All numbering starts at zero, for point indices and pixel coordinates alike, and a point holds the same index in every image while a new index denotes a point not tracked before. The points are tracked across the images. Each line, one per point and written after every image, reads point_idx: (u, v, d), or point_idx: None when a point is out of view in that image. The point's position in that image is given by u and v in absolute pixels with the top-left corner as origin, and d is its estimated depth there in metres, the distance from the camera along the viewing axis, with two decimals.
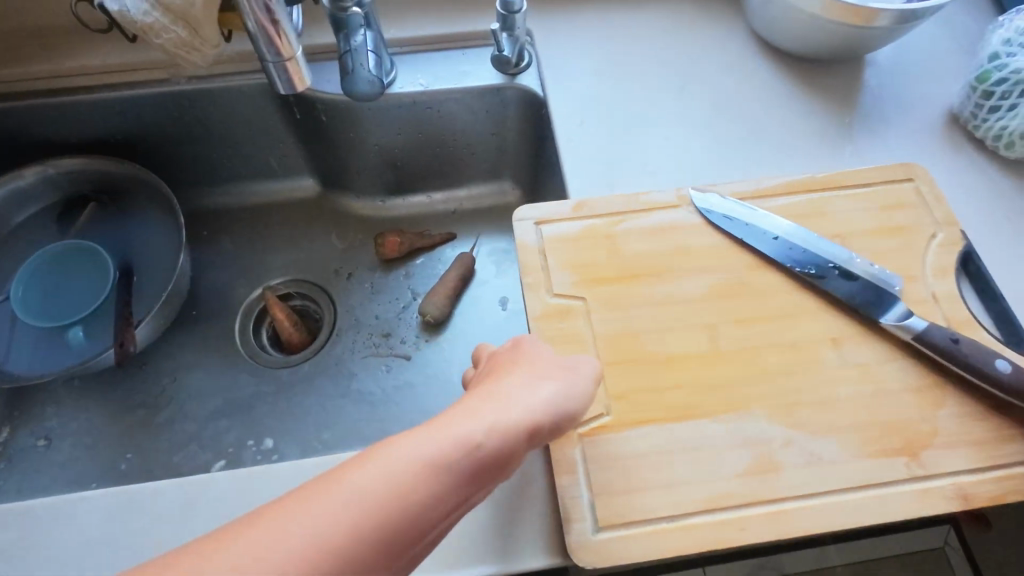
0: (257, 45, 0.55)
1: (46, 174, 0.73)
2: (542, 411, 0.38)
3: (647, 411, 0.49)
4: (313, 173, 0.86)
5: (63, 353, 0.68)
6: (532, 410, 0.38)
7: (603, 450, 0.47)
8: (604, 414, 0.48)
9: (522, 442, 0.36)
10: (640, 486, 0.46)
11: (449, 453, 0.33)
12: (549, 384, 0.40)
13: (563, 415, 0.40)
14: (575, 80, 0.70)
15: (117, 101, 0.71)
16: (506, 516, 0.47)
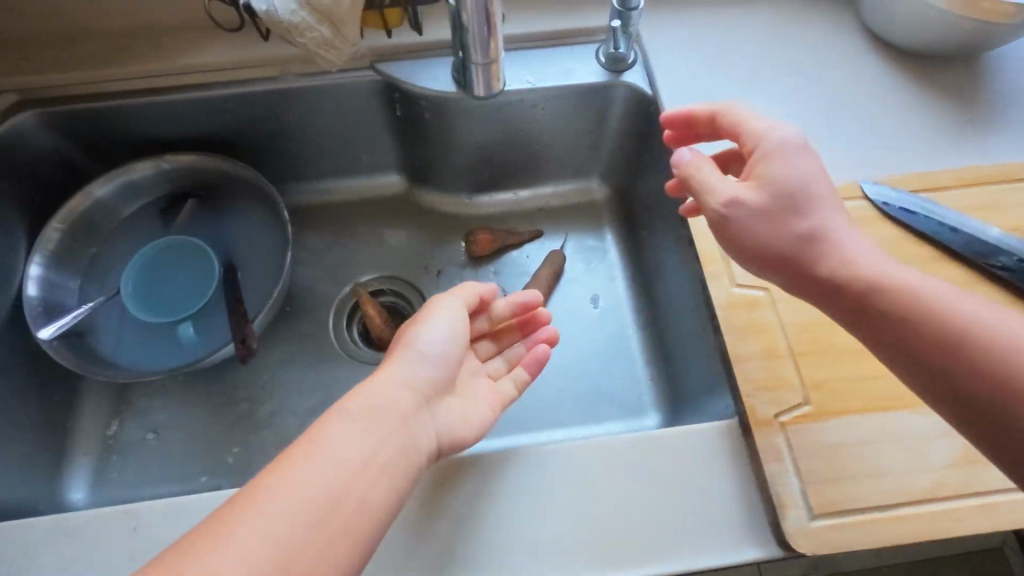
0: (471, 49, 0.63)
1: (160, 169, 0.74)
2: (436, 359, 0.51)
3: (847, 400, 0.47)
4: (403, 170, 0.85)
5: (179, 351, 0.70)
6: (426, 361, 0.51)
7: (809, 440, 0.46)
8: (803, 403, 0.48)
9: (416, 395, 0.48)
10: (848, 476, 0.45)
11: (322, 442, 0.43)
12: (441, 334, 0.53)
13: (450, 361, 0.52)
14: (687, 77, 0.69)
15: (226, 98, 0.72)
16: (719, 507, 0.46)
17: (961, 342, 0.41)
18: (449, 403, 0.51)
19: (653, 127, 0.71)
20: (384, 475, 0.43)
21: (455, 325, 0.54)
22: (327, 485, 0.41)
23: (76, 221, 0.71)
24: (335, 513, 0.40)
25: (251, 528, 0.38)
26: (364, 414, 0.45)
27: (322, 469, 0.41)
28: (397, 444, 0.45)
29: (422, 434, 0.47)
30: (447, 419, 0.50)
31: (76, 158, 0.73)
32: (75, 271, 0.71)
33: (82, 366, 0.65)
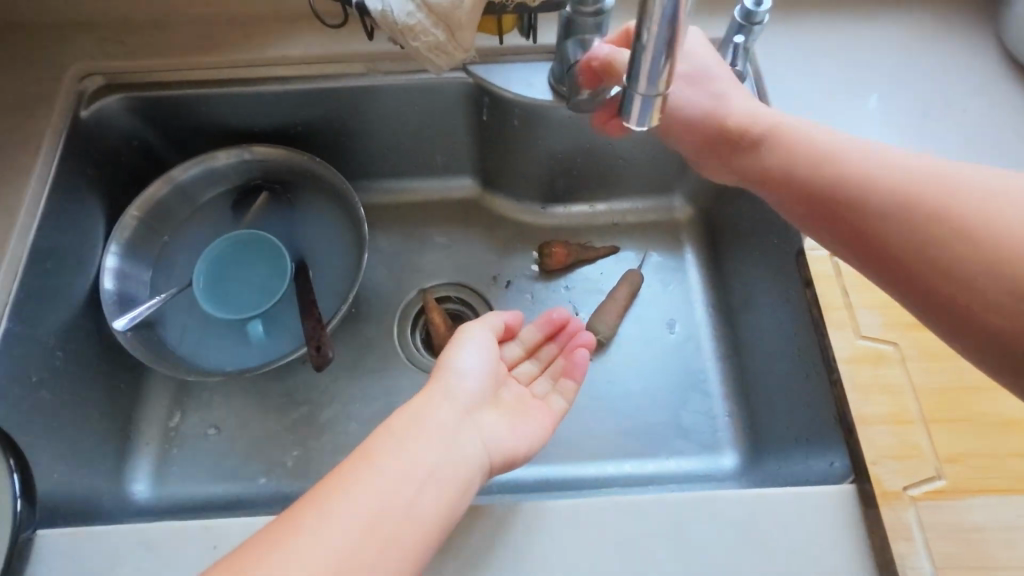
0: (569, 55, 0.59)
1: (241, 159, 0.72)
2: (470, 382, 0.52)
3: (982, 476, 0.44)
4: (476, 173, 0.82)
5: (246, 347, 0.69)
6: (462, 383, 0.51)
7: (942, 519, 0.43)
8: (936, 477, 0.44)
9: (459, 412, 0.49)
10: (988, 562, 0.41)
11: (375, 459, 0.44)
12: (471, 359, 0.53)
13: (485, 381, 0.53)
14: (802, 95, 0.64)
15: (313, 93, 0.70)
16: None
17: (993, 254, 0.42)
18: (494, 416, 0.51)
19: None
20: (428, 491, 0.44)
21: (482, 352, 0.54)
22: (372, 500, 0.42)
23: (151, 210, 0.70)
24: (380, 527, 0.41)
25: (312, 542, 0.39)
26: (409, 432, 0.46)
27: (375, 486, 0.42)
28: (440, 457, 0.45)
29: (466, 447, 0.47)
30: (493, 430, 0.50)
31: (154, 144, 0.71)
32: (147, 262, 0.70)
33: (154, 359, 0.64)
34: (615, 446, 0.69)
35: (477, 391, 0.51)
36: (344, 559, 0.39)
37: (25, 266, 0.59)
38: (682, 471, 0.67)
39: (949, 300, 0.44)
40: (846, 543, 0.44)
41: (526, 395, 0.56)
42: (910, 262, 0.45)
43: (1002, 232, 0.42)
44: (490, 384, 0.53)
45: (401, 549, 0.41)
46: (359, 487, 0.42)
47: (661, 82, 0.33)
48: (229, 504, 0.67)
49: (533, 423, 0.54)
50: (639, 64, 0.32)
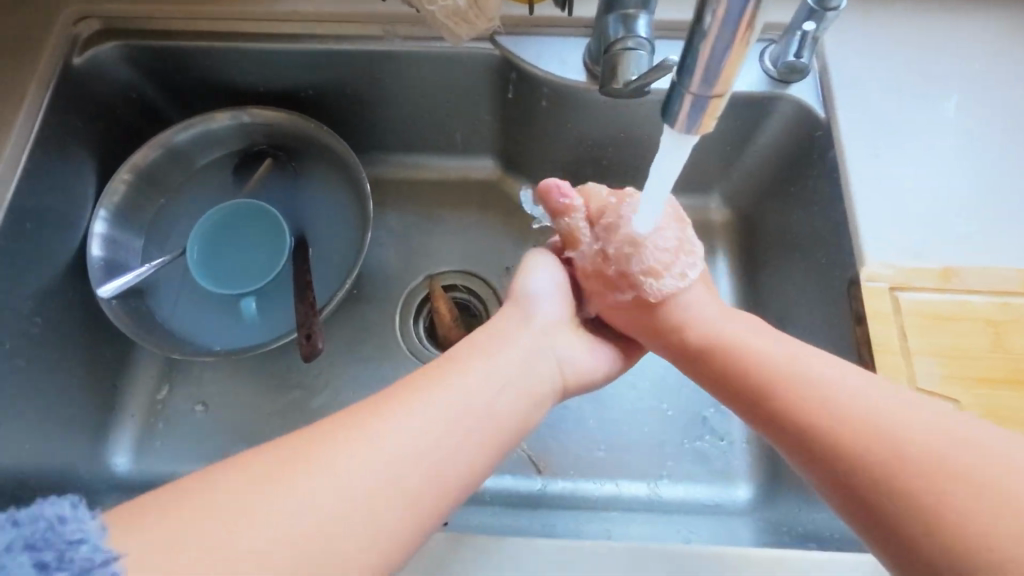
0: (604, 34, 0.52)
1: (239, 121, 0.67)
2: (545, 303, 0.53)
3: None
4: (497, 153, 0.75)
5: (238, 325, 0.65)
6: (537, 305, 0.52)
7: None
8: None
9: (529, 339, 0.49)
10: None
11: (433, 388, 0.42)
12: (542, 283, 0.54)
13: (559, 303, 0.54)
14: (873, 96, 0.55)
15: (324, 54, 0.64)
16: None
17: (854, 439, 0.38)
18: (569, 339, 0.52)
19: (813, 157, 0.57)
20: (471, 438, 0.41)
21: (554, 275, 0.55)
22: (439, 415, 0.40)
23: (144, 172, 0.65)
24: (444, 442, 0.40)
25: (360, 454, 0.37)
26: (472, 362, 0.45)
27: (434, 404, 0.41)
28: (501, 387, 0.44)
29: (540, 369, 0.48)
30: (567, 351, 0.51)
31: (152, 98, 0.67)
32: (138, 228, 0.65)
33: (138, 332, 0.61)
34: (620, 466, 0.64)
35: (556, 317, 0.52)
36: (395, 476, 0.37)
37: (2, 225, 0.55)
38: (689, 498, 0.62)
39: (796, 440, 0.41)
40: None
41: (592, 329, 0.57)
42: (773, 426, 0.43)
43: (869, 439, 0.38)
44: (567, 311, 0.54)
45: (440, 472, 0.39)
46: (412, 407, 0.40)
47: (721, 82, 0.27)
48: None
49: (599, 358, 0.55)
50: (695, 53, 0.26)
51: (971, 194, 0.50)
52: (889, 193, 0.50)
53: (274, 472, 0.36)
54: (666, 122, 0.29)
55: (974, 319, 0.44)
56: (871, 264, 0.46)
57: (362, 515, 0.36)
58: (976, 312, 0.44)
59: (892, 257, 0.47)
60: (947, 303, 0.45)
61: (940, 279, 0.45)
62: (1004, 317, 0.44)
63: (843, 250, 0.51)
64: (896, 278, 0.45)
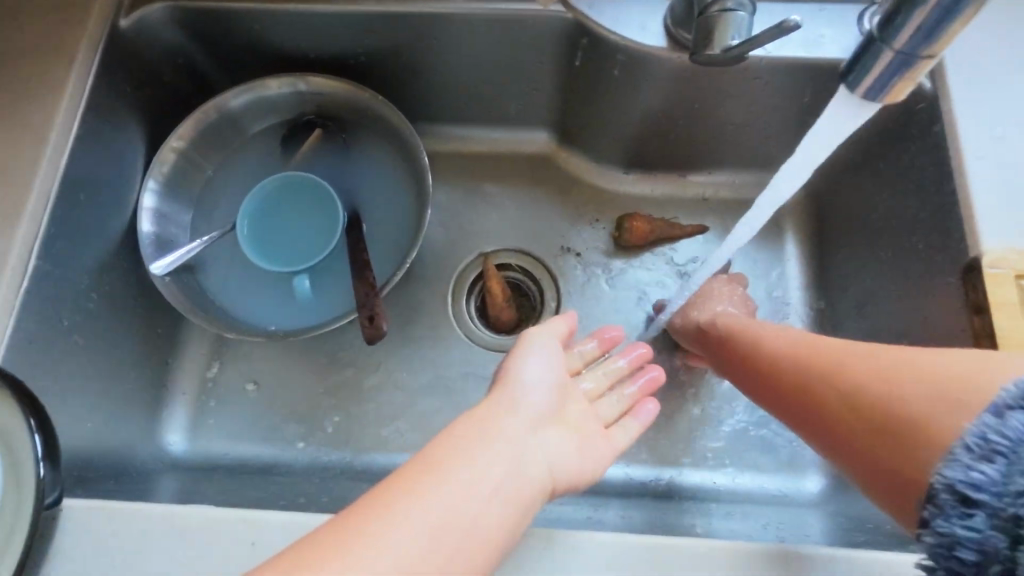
0: None
1: (296, 90, 0.64)
2: (537, 389, 0.46)
3: None
4: (554, 125, 0.72)
5: (292, 304, 0.63)
6: (530, 388, 0.45)
7: None
8: None
9: (521, 430, 0.42)
10: None
11: (420, 486, 0.37)
12: (537, 363, 0.47)
13: (552, 394, 0.46)
14: (987, 65, 0.51)
15: (382, 17, 0.60)
16: None
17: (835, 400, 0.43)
18: (560, 433, 0.45)
19: (914, 132, 0.52)
20: (476, 537, 0.37)
21: (551, 356, 0.48)
22: (437, 511, 0.36)
23: (194, 142, 0.62)
24: (443, 540, 0.36)
25: (446, 488, 0.37)
26: (464, 450, 0.39)
27: (457, 479, 0.38)
28: (499, 481, 0.39)
29: (534, 467, 0.41)
30: (556, 450, 0.44)
31: (198, 63, 0.63)
32: (186, 202, 0.63)
33: (193, 310, 0.59)
34: (681, 451, 0.62)
35: (547, 409, 0.45)
36: (478, 506, 0.37)
37: (57, 195, 0.53)
38: (753, 487, 0.60)
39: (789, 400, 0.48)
40: None
41: (597, 423, 0.49)
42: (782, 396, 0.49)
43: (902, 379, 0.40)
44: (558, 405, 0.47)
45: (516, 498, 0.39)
46: (482, 441, 0.40)
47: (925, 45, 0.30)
48: (264, 466, 0.64)
49: (596, 452, 0.47)
50: (905, 18, 0.29)
51: None
52: (1006, 172, 0.46)
53: (360, 521, 0.35)
54: (845, 86, 0.34)
55: None
56: (990, 249, 0.43)
57: (449, 544, 0.36)
58: None
59: (1012, 241, 0.43)
60: None
61: None
62: None
63: (950, 233, 0.48)
64: (1022, 265, 0.42)
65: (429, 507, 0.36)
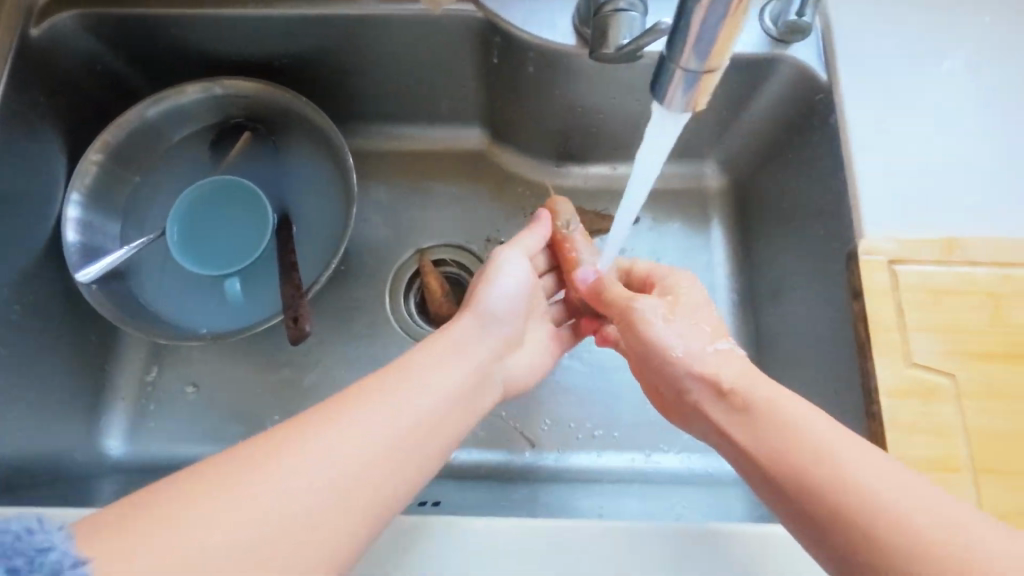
0: None
1: (210, 93, 0.64)
2: (504, 304, 0.53)
3: None
4: (485, 122, 0.72)
5: (223, 307, 0.64)
6: (497, 306, 0.53)
7: None
8: None
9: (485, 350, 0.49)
10: None
11: (348, 415, 0.38)
12: (508, 282, 0.54)
13: (517, 307, 0.54)
14: (875, 57, 0.53)
15: (296, 20, 0.60)
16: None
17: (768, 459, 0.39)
18: (516, 349, 0.54)
19: (813, 123, 0.54)
20: (388, 485, 0.37)
21: (520, 275, 0.55)
22: (358, 446, 0.37)
23: (116, 151, 0.62)
24: (369, 472, 0.36)
25: (338, 445, 0.36)
26: (397, 387, 0.41)
27: (384, 412, 0.39)
28: (423, 421, 0.40)
29: (475, 399, 0.46)
30: (512, 364, 0.53)
31: (118, 70, 0.63)
32: (113, 211, 0.63)
33: (121, 318, 0.59)
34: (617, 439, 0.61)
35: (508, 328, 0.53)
36: (365, 473, 0.36)
37: None
38: (684, 469, 0.60)
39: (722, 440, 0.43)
40: None
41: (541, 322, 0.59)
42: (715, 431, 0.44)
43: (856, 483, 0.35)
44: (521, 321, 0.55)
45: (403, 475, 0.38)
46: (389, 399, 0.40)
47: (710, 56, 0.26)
48: None
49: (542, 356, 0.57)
50: (686, 26, 0.24)
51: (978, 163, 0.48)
52: (890, 162, 0.48)
53: (277, 446, 0.35)
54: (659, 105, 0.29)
55: (974, 293, 0.43)
56: (869, 238, 0.45)
57: (370, 479, 0.36)
58: (977, 285, 0.43)
59: (890, 228, 0.45)
60: (947, 276, 0.43)
61: (942, 251, 0.44)
62: (1004, 289, 0.43)
63: (843, 221, 0.50)
64: (897, 252, 0.44)
65: (313, 466, 0.35)
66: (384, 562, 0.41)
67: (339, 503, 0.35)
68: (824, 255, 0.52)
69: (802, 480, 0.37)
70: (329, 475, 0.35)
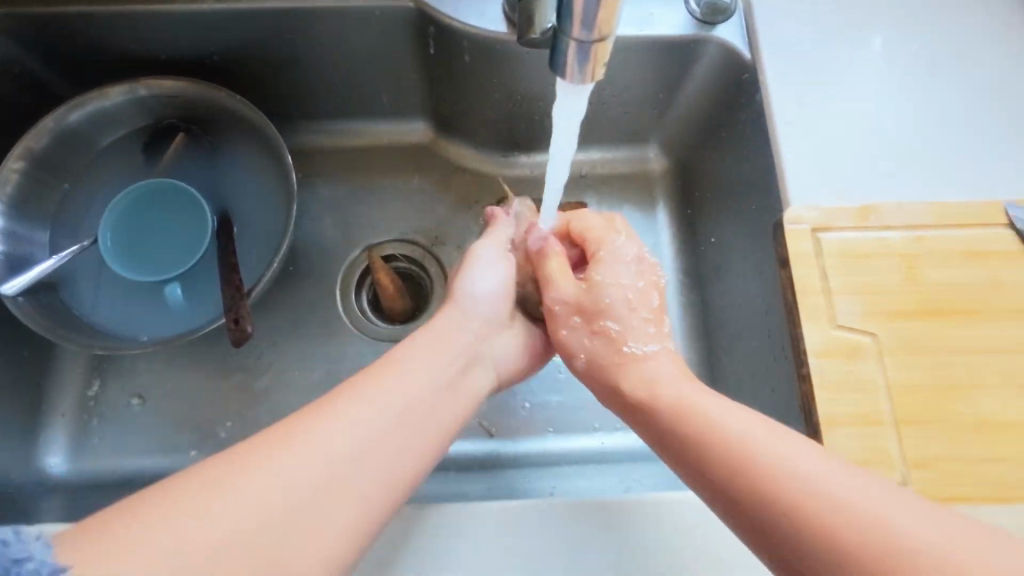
0: None
1: (135, 96, 0.62)
2: (485, 300, 0.53)
3: (960, 483, 0.39)
4: (428, 115, 0.72)
5: (164, 313, 0.62)
6: (480, 305, 0.52)
7: None
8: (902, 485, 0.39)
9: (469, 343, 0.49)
10: None
11: (336, 420, 0.38)
12: (487, 276, 0.54)
13: (498, 301, 0.54)
14: (794, 37, 0.55)
15: (224, 15, 0.59)
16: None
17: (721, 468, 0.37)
18: (505, 340, 0.53)
19: (741, 102, 0.56)
20: (378, 482, 0.37)
21: (501, 273, 0.54)
22: (346, 446, 0.37)
23: (40, 158, 0.59)
24: (359, 471, 0.37)
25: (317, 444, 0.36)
26: (386, 388, 0.41)
27: (370, 411, 0.39)
28: (414, 419, 0.41)
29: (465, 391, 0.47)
30: (502, 352, 0.53)
31: (38, 74, 0.61)
32: (41, 219, 0.61)
33: (53, 330, 0.57)
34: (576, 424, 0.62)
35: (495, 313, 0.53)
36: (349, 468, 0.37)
37: None
38: (638, 445, 0.61)
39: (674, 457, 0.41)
40: None
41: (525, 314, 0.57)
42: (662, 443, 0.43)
43: (762, 454, 0.36)
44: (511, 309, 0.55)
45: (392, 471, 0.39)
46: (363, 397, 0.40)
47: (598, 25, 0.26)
48: (152, 480, 0.62)
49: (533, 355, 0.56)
50: None
51: (892, 134, 0.50)
52: (810, 136, 0.50)
53: (261, 451, 0.35)
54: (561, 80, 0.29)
55: (890, 255, 0.45)
56: (793, 208, 0.47)
57: (361, 476, 0.37)
58: (893, 248, 0.45)
59: (811, 198, 0.48)
60: (865, 241, 0.46)
61: (859, 217, 0.46)
62: (918, 250, 0.45)
63: (771, 194, 0.51)
64: (819, 220, 0.46)
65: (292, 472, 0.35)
66: None
67: (329, 499, 0.35)
68: (758, 228, 0.54)
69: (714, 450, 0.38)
70: (320, 475, 0.35)
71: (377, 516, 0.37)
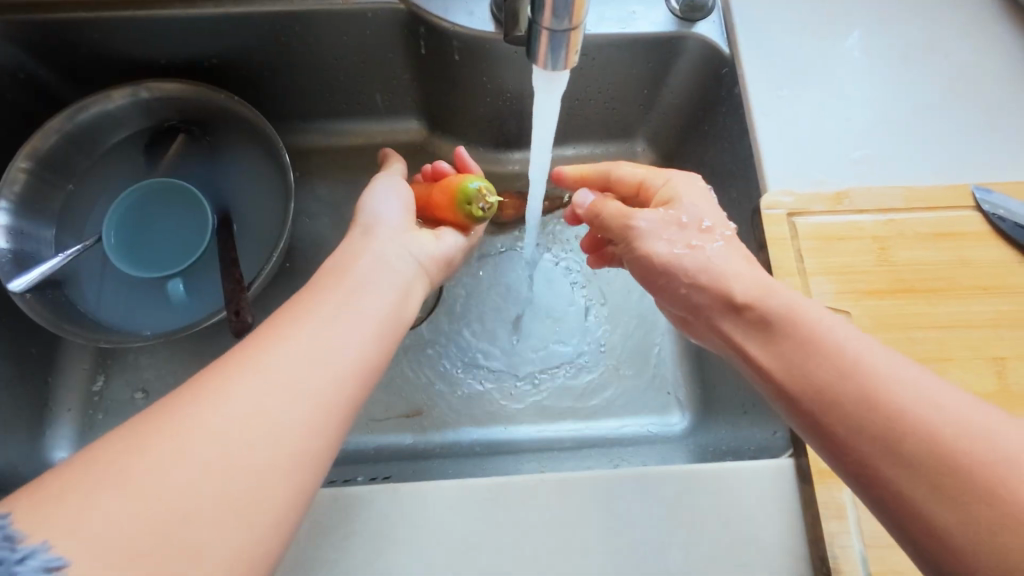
0: None
1: (138, 98, 0.64)
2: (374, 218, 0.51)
3: None
4: (422, 114, 0.74)
5: (165, 308, 0.63)
6: (379, 213, 0.51)
7: None
8: None
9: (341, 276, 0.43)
10: None
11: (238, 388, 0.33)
12: (393, 195, 0.53)
13: (394, 213, 0.51)
14: (771, 32, 0.57)
15: (223, 20, 0.61)
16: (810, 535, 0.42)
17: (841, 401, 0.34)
18: (423, 235, 0.51)
19: (722, 94, 0.58)
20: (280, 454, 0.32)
21: (395, 193, 0.54)
22: (234, 434, 0.32)
23: (45, 159, 0.61)
24: (247, 453, 0.31)
25: (209, 437, 0.31)
26: (304, 360, 0.36)
27: (245, 397, 0.33)
28: (261, 406, 0.33)
29: (324, 368, 0.36)
30: (418, 245, 0.50)
31: (43, 78, 0.63)
32: (47, 218, 0.63)
33: (60, 324, 0.59)
34: (567, 411, 0.63)
35: (398, 227, 0.50)
36: (253, 449, 0.32)
37: None
38: (629, 430, 0.62)
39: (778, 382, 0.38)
40: (784, 516, 0.42)
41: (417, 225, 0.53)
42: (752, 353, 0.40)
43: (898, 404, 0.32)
44: (410, 223, 0.52)
45: (319, 437, 0.34)
46: (244, 386, 0.33)
47: (569, 16, 0.33)
48: None
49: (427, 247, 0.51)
50: None
51: (863, 124, 0.52)
52: (786, 124, 0.53)
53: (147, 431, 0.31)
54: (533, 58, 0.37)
55: (862, 237, 0.47)
56: (770, 194, 0.49)
57: (239, 470, 0.31)
58: (865, 230, 0.47)
59: (787, 185, 0.50)
60: (839, 224, 0.48)
61: (832, 201, 0.48)
62: (890, 233, 0.47)
63: (751, 182, 0.53)
64: (795, 205, 0.48)
65: (190, 469, 0.30)
66: (331, 533, 0.42)
67: (188, 505, 0.29)
68: (737, 216, 0.56)
69: (863, 385, 0.34)
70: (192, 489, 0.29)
71: (269, 502, 0.31)
